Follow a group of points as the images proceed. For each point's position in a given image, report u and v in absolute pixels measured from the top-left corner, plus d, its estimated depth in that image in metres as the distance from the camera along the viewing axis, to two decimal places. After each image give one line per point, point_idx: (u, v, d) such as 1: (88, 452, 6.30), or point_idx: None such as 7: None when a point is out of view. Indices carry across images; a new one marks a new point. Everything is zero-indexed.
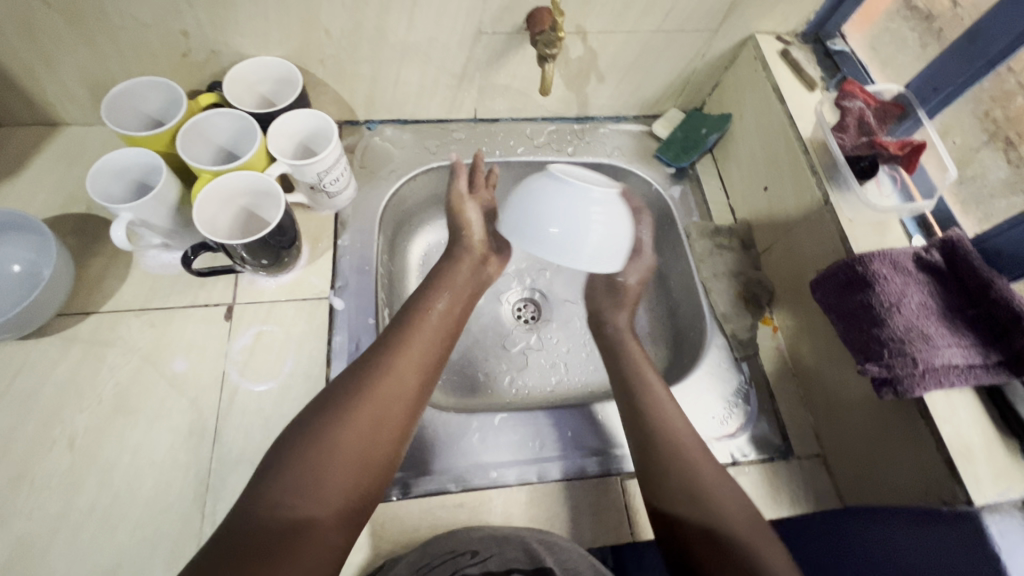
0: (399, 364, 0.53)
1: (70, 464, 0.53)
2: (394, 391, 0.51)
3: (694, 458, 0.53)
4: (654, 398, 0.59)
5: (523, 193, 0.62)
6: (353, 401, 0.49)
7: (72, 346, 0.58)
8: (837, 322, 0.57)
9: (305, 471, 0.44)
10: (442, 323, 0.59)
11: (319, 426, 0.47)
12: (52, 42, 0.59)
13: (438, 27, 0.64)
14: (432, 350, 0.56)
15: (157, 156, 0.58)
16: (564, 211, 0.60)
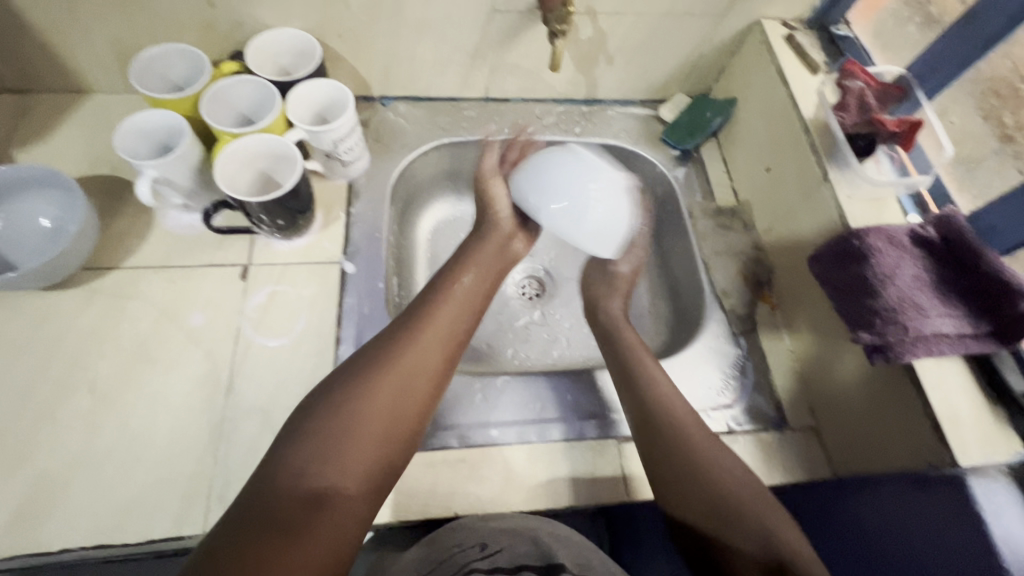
0: (422, 339, 0.54)
1: (91, 408, 0.56)
2: (417, 366, 0.52)
3: (697, 437, 0.55)
4: (660, 383, 0.59)
5: (535, 164, 0.68)
6: (374, 375, 0.50)
7: (95, 298, 0.61)
8: (832, 293, 0.58)
9: (331, 439, 0.45)
10: (463, 301, 0.60)
11: (340, 398, 0.47)
12: (85, 7, 0.62)
13: (454, 3, 0.66)
14: (455, 328, 0.57)
15: (180, 117, 0.61)
16: (567, 185, 0.65)
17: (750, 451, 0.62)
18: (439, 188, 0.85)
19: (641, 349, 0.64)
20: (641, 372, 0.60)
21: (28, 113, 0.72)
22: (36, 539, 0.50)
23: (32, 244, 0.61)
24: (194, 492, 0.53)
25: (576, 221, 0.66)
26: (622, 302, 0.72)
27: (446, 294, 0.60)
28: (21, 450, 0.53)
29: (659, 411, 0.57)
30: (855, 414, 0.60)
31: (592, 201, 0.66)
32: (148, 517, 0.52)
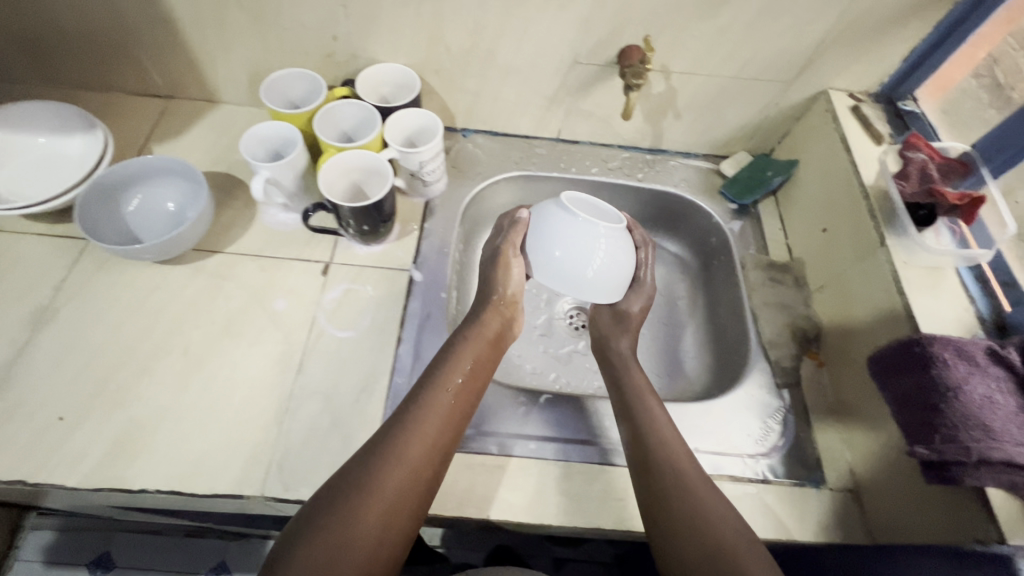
0: (417, 435, 0.54)
1: (181, 368, 0.63)
2: (416, 461, 0.52)
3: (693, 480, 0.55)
4: (671, 429, 0.60)
5: (537, 219, 0.70)
6: (378, 477, 0.50)
7: (198, 275, 0.70)
8: (892, 402, 0.56)
9: (339, 530, 0.47)
10: (459, 379, 0.60)
11: (349, 489, 0.50)
12: (233, 32, 0.74)
13: (541, 54, 0.74)
14: (443, 413, 0.57)
15: (295, 130, 0.71)
16: (571, 236, 0.66)
17: (783, 504, 0.62)
18: None
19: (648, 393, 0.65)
20: (652, 420, 0.60)
21: (168, 115, 0.84)
22: (119, 477, 0.56)
23: (159, 226, 0.71)
24: (254, 460, 0.58)
25: (579, 270, 0.66)
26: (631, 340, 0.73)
27: (443, 376, 0.59)
28: (120, 397, 0.60)
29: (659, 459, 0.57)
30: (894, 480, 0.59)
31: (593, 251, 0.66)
32: (212, 475, 0.57)
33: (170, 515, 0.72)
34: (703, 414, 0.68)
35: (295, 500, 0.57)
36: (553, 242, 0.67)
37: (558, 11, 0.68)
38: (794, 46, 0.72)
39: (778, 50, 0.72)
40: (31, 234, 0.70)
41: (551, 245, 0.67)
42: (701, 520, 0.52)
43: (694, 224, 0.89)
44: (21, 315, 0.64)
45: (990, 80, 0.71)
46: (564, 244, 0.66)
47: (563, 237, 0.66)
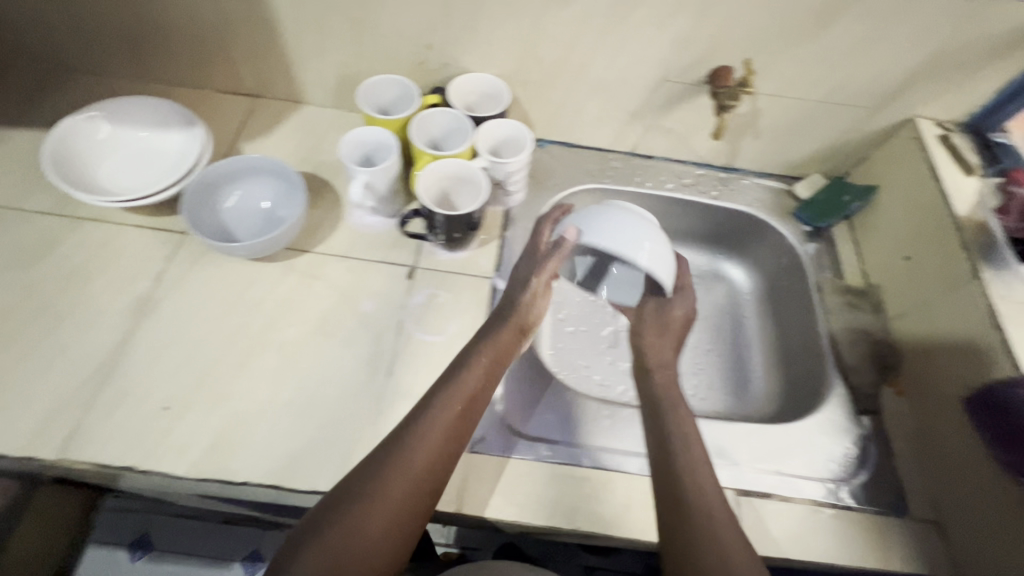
0: (427, 440, 0.54)
1: (277, 365, 0.65)
2: (422, 465, 0.52)
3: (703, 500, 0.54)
4: (688, 446, 0.59)
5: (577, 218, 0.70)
6: (386, 479, 0.51)
7: (290, 273, 0.72)
8: (996, 443, 0.58)
9: (343, 535, 0.48)
10: (476, 385, 0.59)
11: (355, 493, 0.50)
12: (332, 36, 0.75)
13: (632, 70, 0.75)
14: (453, 417, 0.56)
15: (391, 136, 0.73)
16: (613, 225, 0.66)
17: (866, 532, 0.62)
18: None
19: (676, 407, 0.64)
20: (676, 436, 0.60)
21: (255, 114, 0.86)
22: (223, 467, 0.58)
23: (252, 225, 0.73)
24: (350, 458, 0.60)
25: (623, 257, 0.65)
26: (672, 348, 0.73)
27: (459, 381, 0.59)
28: (221, 389, 0.62)
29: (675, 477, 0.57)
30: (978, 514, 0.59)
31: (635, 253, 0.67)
32: (311, 471, 0.59)
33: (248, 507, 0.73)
34: (782, 436, 0.69)
35: None
36: (594, 246, 0.68)
37: (658, 30, 0.69)
38: (888, 73, 0.72)
39: (871, 76, 0.73)
40: (132, 226, 0.72)
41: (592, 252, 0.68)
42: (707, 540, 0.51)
43: (766, 244, 0.89)
44: (125, 303, 0.67)
45: None
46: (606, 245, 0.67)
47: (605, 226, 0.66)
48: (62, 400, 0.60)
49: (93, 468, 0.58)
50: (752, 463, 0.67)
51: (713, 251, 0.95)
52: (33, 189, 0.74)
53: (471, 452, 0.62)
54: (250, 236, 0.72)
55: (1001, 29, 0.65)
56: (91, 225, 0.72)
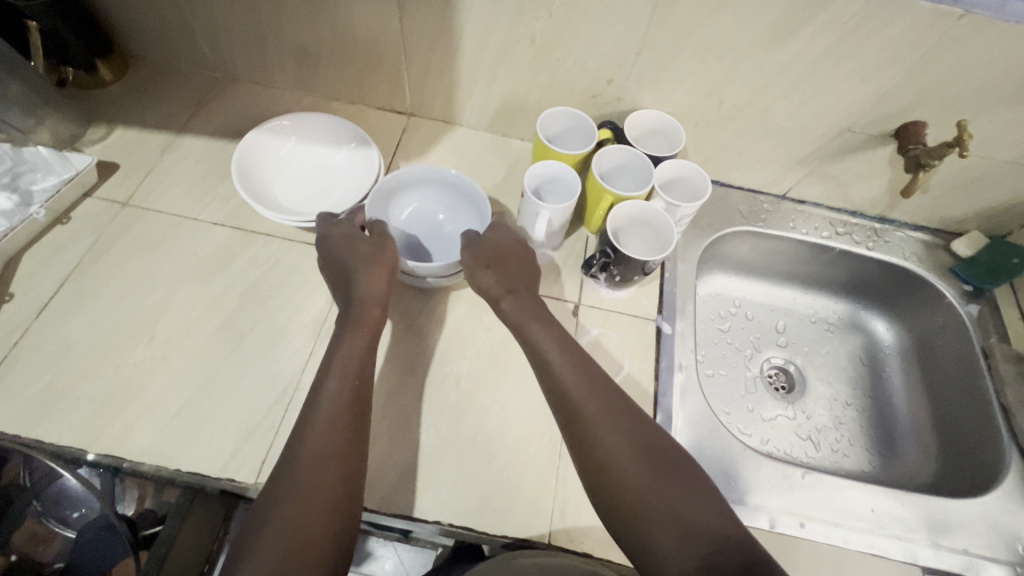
0: (312, 461, 0.50)
1: (456, 399, 0.64)
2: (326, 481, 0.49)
3: (645, 495, 0.50)
4: (595, 420, 0.55)
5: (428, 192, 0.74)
6: (295, 516, 0.47)
7: (458, 302, 0.71)
8: None
9: (283, 535, 0.46)
10: (349, 391, 0.55)
11: (278, 493, 0.48)
12: (510, 65, 0.75)
13: (816, 118, 0.73)
14: (340, 432, 0.52)
15: (570, 171, 0.72)
16: (458, 213, 0.74)
17: None
18: (718, 266, 0.91)
19: (569, 394, 0.57)
20: (559, 393, 0.57)
21: (410, 133, 0.86)
22: (415, 503, 0.58)
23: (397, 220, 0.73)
24: (537, 503, 0.59)
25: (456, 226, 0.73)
26: (496, 272, 0.65)
27: (336, 373, 0.56)
28: (404, 421, 0.62)
29: (613, 488, 0.51)
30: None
31: (423, 195, 0.74)
32: (500, 513, 0.58)
33: (382, 532, 0.72)
34: (962, 511, 0.65)
35: (580, 552, 0.57)
36: (437, 210, 0.74)
37: (860, 82, 0.67)
38: None
39: None
40: (301, 243, 0.73)
41: (410, 218, 0.73)
42: (662, 551, 0.48)
43: (919, 301, 0.87)
44: (304, 324, 0.67)
45: None
46: (416, 204, 0.74)
47: (456, 215, 0.74)
48: (252, 420, 0.60)
49: None
50: (935, 538, 0.64)
51: (854, 302, 0.93)
52: (205, 199, 0.75)
53: None
54: (416, 247, 0.73)
55: None
56: (264, 239, 0.72)
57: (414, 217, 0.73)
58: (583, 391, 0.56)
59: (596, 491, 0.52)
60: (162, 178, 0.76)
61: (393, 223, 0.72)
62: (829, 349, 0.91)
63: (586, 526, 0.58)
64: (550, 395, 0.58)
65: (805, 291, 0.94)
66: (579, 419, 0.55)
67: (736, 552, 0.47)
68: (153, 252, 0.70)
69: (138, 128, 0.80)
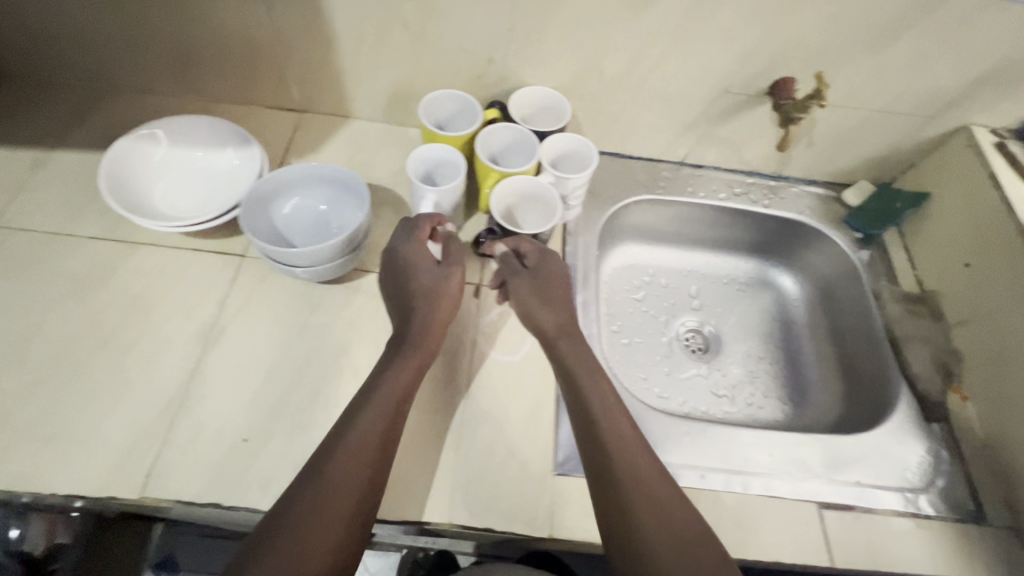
0: (338, 463, 0.50)
1: (354, 391, 0.64)
2: (350, 487, 0.49)
3: (652, 539, 0.49)
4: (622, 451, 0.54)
5: (308, 186, 0.69)
6: (313, 509, 0.47)
7: (356, 294, 0.70)
8: None
9: (292, 559, 0.44)
10: (385, 417, 0.53)
11: (296, 510, 0.47)
12: (390, 52, 0.74)
13: (694, 82, 0.75)
14: (366, 457, 0.51)
15: (457, 152, 0.71)
16: (341, 205, 0.69)
17: (945, 538, 0.63)
18: (627, 238, 0.93)
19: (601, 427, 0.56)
20: (592, 422, 0.57)
21: (303, 130, 0.84)
22: None
23: (273, 213, 0.67)
24: (438, 484, 0.59)
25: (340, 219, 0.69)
26: (557, 311, 0.65)
27: (375, 400, 0.54)
28: (299, 420, 0.61)
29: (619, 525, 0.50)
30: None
31: (314, 192, 0.69)
32: (401, 499, 0.58)
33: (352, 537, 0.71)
34: (856, 446, 0.68)
35: (483, 527, 0.57)
36: (319, 203, 0.69)
37: (726, 43, 0.69)
38: (949, 84, 0.72)
39: (932, 87, 0.73)
40: (188, 250, 0.70)
41: (290, 214, 0.68)
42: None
43: (817, 253, 0.90)
44: (193, 331, 0.65)
45: None
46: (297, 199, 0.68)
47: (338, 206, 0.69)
48: (137, 434, 0.58)
49: (174, 505, 0.56)
50: (830, 473, 0.66)
51: (761, 260, 0.96)
52: (82, 214, 0.72)
53: (555, 475, 0.61)
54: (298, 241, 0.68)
55: None
56: (147, 249, 0.70)
57: (293, 215, 0.68)
58: (609, 426, 0.56)
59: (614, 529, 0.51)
60: (33, 196, 0.72)
61: (272, 219, 0.67)
62: (740, 307, 0.94)
63: (489, 502, 0.58)
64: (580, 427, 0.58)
65: (715, 255, 0.96)
66: (602, 455, 0.54)
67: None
68: (25, 273, 0.66)
69: (7, 147, 0.76)
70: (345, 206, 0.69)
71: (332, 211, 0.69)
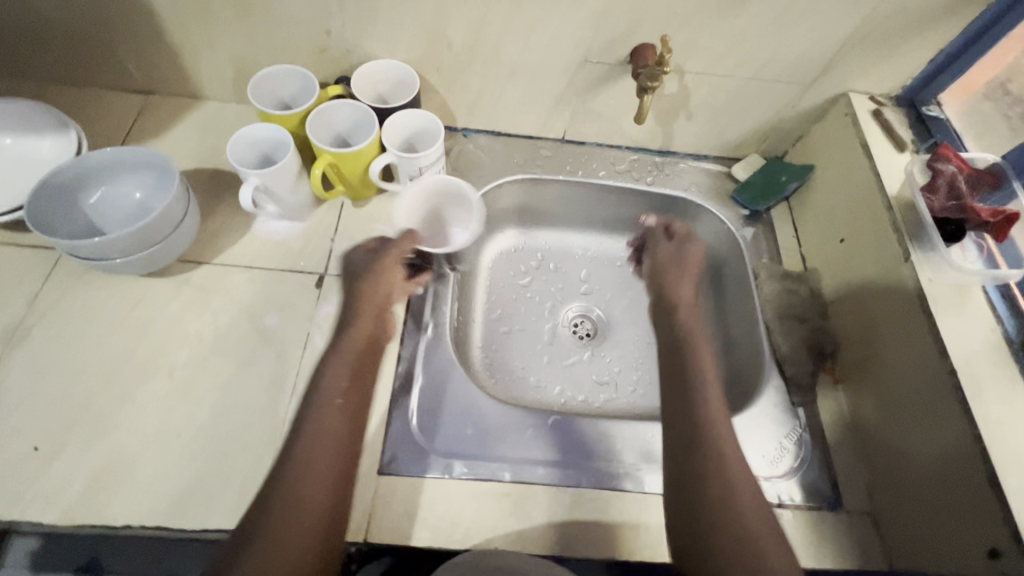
0: (309, 481, 0.44)
1: (167, 392, 0.60)
2: (318, 503, 0.44)
3: (741, 510, 0.44)
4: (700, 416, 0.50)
5: (116, 172, 0.64)
6: (288, 505, 0.43)
7: (184, 287, 0.66)
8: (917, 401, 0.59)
9: (287, 517, 0.42)
10: (348, 362, 0.53)
11: (285, 469, 0.44)
12: (218, 25, 0.68)
13: (549, 51, 0.70)
14: (348, 408, 0.49)
15: (284, 131, 0.66)
16: (155, 188, 0.64)
17: (800, 528, 0.60)
18: (509, 221, 0.88)
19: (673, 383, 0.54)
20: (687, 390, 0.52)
21: (149, 113, 0.79)
22: (103, 510, 0.53)
23: (81, 201, 0.63)
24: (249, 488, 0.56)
25: (156, 204, 0.64)
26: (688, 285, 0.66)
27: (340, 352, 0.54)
28: (103, 424, 0.57)
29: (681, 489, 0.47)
30: (930, 491, 0.56)
31: (132, 180, 0.65)
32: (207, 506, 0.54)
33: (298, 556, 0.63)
34: None
35: None
36: (132, 189, 0.65)
37: (569, 6, 0.64)
38: (816, 47, 0.68)
39: (799, 51, 0.69)
40: None
41: (102, 204, 0.63)
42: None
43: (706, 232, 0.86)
44: None
45: (1006, 97, 0.71)
46: (107, 188, 0.64)
47: (152, 190, 0.64)
48: None
49: None
50: None
51: None
52: None
53: (380, 474, 0.57)
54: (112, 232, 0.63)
55: None
56: None
57: (104, 205, 0.63)
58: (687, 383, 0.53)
59: (686, 500, 0.46)
60: None
61: (80, 211, 0.63)
62: (632, 289, 0.89)
63: None
64: (667, 375, 0.55)
65: (608, 235, 0.91)
66: (673, 409, 0.52)
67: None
68: None
69: None
70: (159, 187, 0.64)
71: (146, 195, 0.64)
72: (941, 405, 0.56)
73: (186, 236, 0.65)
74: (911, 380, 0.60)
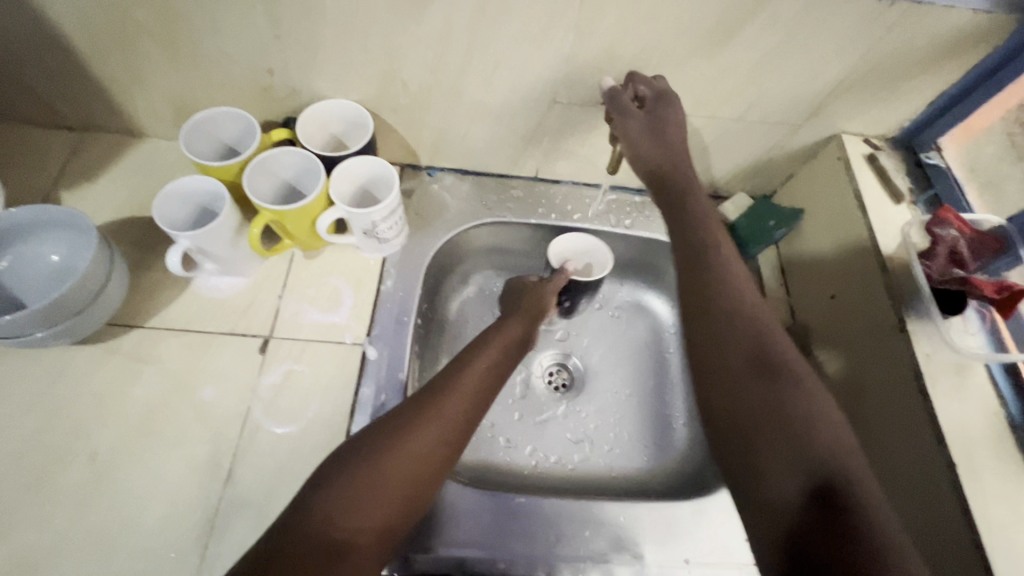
0: (415, 442, 0.48)
1: (87, 481, 0.54)
2: (434, 438, 0.49)
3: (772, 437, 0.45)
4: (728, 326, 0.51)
5: (24, 232, 0.57)
6: (376, 465, 0.46)
7: (111, 358, 0.60)
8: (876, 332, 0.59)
9: (369, 481, 0.45)
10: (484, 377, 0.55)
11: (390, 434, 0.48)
12: (148, 64, 0.62)
13: (515, 91, 0.64)
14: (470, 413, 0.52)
15: (220, 184, 0.59)
16: (72, 247, 0.59)
17: None
18: (478, 261, 0.81)
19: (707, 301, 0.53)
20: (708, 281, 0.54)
21: (82, 153, 0.72)
22: None
23: None
24: None
25: (75, 266, 0.58)
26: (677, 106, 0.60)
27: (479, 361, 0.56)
28: (12, 521, 0.52)
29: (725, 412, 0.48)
30: None
31: (45, 241, 0.58)
32: None
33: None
34: (693, 517, 0.60)
35: None
36: (46, 249, 0.59)
37: (532, 47, 0.58)
38: (806, 88, 0.62)
39: (788, 92, 0.63)
40: None
41: (13, 270, 0.58)
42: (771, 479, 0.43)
43: None
44: None
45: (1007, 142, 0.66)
46: (16, 250, 0.58)
47: (70, 248, 0.59)
48: None
49: None
50: (657, 552, 0.58)
51: (634, 281, 0.86)
52: None
53: None
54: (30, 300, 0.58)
55: (932, 36, 0.55)
56: None
57: (15, 271, 0.58)
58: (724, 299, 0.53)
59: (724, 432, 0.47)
60: None
61: None
62: (611, 334, 0.84)
63: None
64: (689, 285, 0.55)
65: None
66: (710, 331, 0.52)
67: (859, 497, 0.40)
68: None
69: None
70: (76, 247, 0.58)
71: (63, 257, 0.58)
72: (937, 500, 0.51)
73: (108, 306, 0.58)
74: (901, 469, 0.54)
